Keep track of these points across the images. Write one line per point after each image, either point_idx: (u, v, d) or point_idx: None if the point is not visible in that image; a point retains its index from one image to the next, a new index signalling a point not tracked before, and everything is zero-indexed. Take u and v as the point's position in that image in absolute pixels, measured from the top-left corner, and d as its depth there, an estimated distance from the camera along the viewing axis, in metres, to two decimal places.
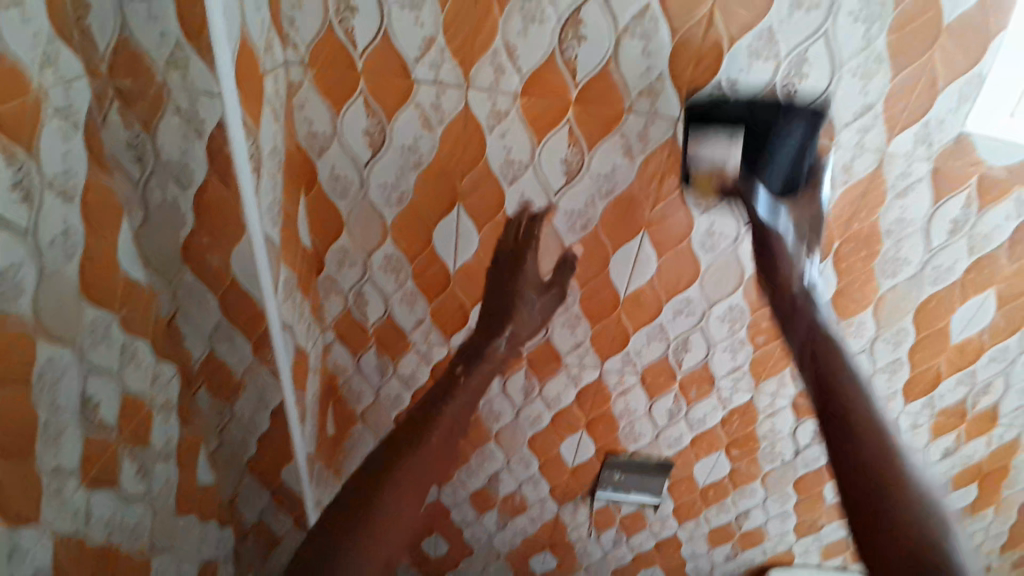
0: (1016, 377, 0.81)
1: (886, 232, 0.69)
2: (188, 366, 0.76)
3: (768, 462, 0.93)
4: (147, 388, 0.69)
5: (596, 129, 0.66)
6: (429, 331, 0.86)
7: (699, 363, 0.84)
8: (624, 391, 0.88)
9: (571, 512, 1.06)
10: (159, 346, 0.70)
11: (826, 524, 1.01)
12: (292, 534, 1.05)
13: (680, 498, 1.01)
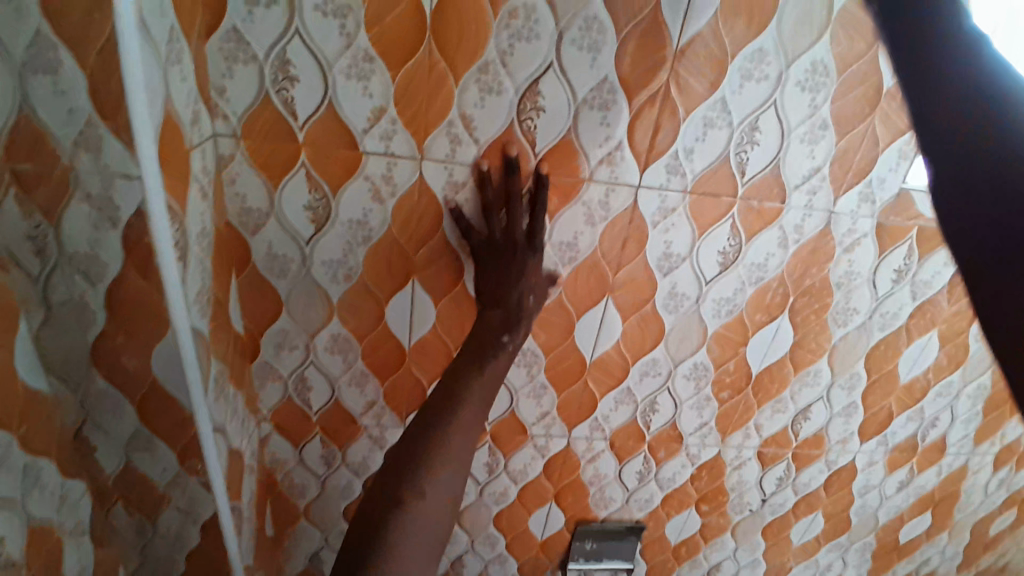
0: (960, 409, 0.85)
1: (836, 285, 0.71)
2: (102, 482, 0.64)
3: (737, 514, 0.92)
4: (54, 514, 0.58)
5: (557, 197, 0.65)
6: (381, 415, 0.78)
7: (667, 423, 0.82)
8: (593, 457, 0.85)
9: None
10: (65, 464, 0.59)
11: (794, 567, 1.01)
12: None
13: (654, 560, 0.97)
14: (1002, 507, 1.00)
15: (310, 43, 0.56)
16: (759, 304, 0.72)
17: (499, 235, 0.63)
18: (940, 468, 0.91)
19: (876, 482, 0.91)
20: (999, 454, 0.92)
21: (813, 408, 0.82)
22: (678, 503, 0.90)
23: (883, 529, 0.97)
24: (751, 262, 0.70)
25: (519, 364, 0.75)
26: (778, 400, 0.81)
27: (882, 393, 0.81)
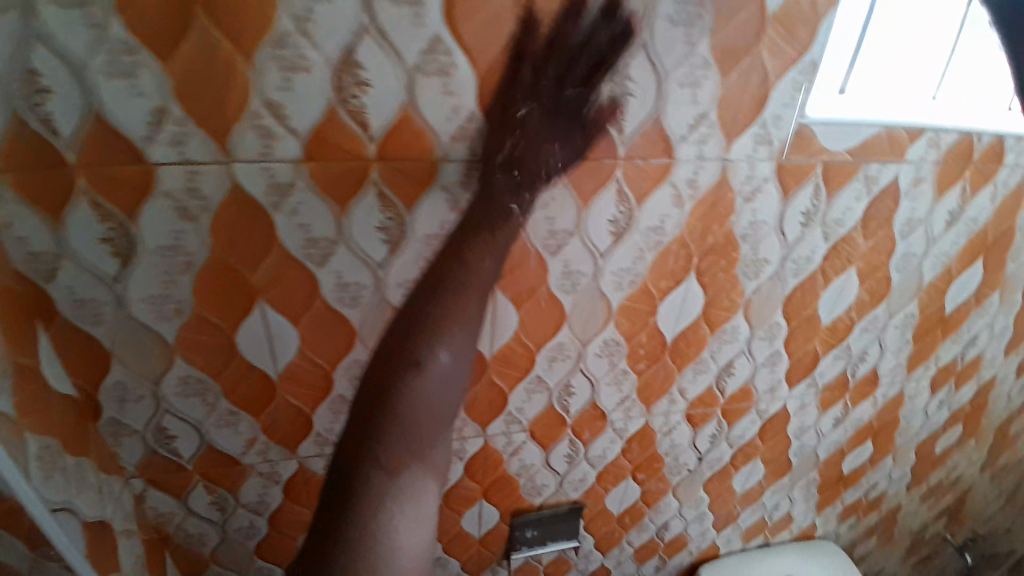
0: (889, 341, 0.81)
1: (741, 238, 0.65)
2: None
3: (674, 477, 0.89)
4: None
5: (408, 186, 0.54)
6: (267, 450, 0.69)
7: (586, 403, 0.76)
8: (516, 451, 0.78)
9: None
10: None
11: (741, 512, 0.99)
12: None
13: (600, 534, 0.94)
14: (944, 425, 1.00)
15: (44, 39, 0.43)
16: (661, 270, 0.66)
17: (543, 80, 0.51)
18: (874, 400, 0.89)
19: (811, 423, 0.88)
20: (935, 377, 0.90)
21: (736, 364, 0.77)
22: (613, 479, 0.86)
23: (825, 464, 0.96)
24: (646, 227, 0.62)
25: None
26: (698, 362, 0.75)
27: (804, 339, 0.77)
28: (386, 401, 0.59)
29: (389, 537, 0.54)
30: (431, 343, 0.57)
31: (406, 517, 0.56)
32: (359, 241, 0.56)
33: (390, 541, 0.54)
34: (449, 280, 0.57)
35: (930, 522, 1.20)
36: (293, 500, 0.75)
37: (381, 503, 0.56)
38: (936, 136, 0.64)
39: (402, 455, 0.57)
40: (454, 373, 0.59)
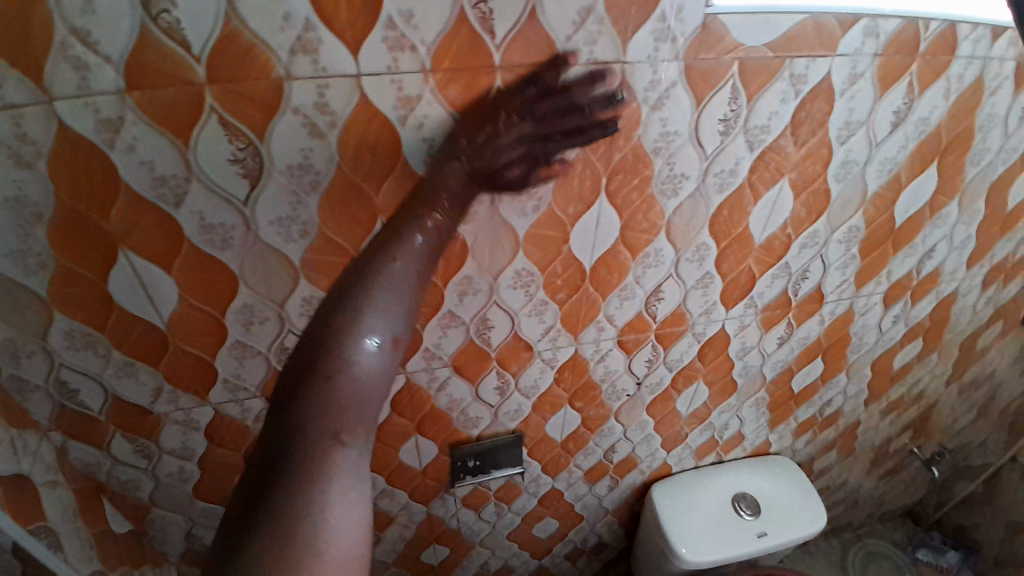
0: (832, 256, 0.76)
1: (654, 151, 0.59)
2: None
3: (614, 403, 0.88)
4: None
5: (255, 112, 0.49)
6: (176, 399, 0.69)
7: (508, 335, 0.73)
8: (441, 386, 0.76)
9: (442, 505, 0.97)
10: None
11: (690, 432, 0.99)
12: None
13: (546, 459, 0.95)
14: (902, 341, 0.96)
15: None
16: (567, 193, 0.60)
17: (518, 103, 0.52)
18: (821, 317, 0.85)
19: (754, 343, 0.86)
20: (888, 292, 0.85)
21: (664, 288, 0.73)
22: (550, 408, 0.85)
23: (773, 383, 0.94)
24: (542, 144, 0.56)
25: (308, 313, 0.63)
26: (623, 288, 0.72)
27: (735, 258, 0.72)
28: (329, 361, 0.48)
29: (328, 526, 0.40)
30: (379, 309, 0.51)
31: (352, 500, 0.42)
32: (213, 178, 0.52)
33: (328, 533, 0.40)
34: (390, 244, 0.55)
35: (893, 436, 1.19)
36: (218, 444, 0.75)
37: (317, 482, 0.42)
38: (873, 25, 0.55)
39: (354, 425, 0.46)
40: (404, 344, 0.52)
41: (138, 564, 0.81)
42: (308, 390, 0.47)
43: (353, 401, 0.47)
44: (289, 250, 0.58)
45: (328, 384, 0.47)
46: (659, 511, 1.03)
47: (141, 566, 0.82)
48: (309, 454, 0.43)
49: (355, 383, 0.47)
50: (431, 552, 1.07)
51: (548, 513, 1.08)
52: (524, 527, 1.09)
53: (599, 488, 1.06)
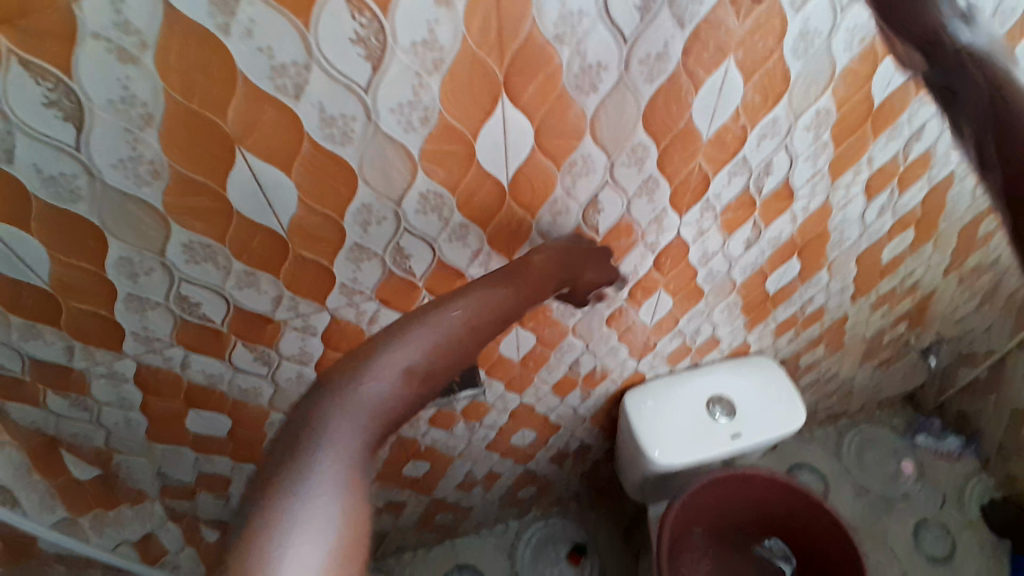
0: (799, 147, 0.66)
1: (556, 40, 0.48)
2: None
3: (567, 319, 0.83)
4: None
5: (50, 46, 0.40)
6: (93, 354, 0.66)
7: (431, 263, 0.67)
8: (372, 319, 0.72)
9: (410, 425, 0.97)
10: None
11: (659, 340, 0.95)
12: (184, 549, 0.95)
13: (508, 378, 0.92)
14: (889, 233, 0.87)
15: None
16: (459, 102, 0.51)
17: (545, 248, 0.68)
18: (792, 215, 0.76)
19: (717, 248, 0.78)
20: (870, 181, 0.75)
21: (602, 198, 0.65)
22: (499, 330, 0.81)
23: (745, 286, 0.87)
24: (412, 42, 0.46)
25: (196, 260, 0.58)
26: (553, 202, 0.64)
27: (681, 158, 0.63)
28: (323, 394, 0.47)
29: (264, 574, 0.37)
30: (385, 355, 0.49)
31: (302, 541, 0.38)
32: (33, 127, 0.44)
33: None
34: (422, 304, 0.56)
35: (887, 328, 1.13)
36: (153, 393, 0.73)
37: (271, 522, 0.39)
38: None
39: (325, 460, 0.43)
40: (401, 389, 0.48)
41: (111, 505, 0.83)
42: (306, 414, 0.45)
43: (332, 431, 0.44)
44: (150, 194, 0.51)
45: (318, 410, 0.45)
46: (629, 422, 1.01)
47: (117, 506, 0.84)
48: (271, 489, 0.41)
49: (340, 416, 0.45)
50: (412, 466, 1.09)
51: (523, 425, 1.08)
52: (501, 439, 1.10)
53: (572, 400, 1.05)
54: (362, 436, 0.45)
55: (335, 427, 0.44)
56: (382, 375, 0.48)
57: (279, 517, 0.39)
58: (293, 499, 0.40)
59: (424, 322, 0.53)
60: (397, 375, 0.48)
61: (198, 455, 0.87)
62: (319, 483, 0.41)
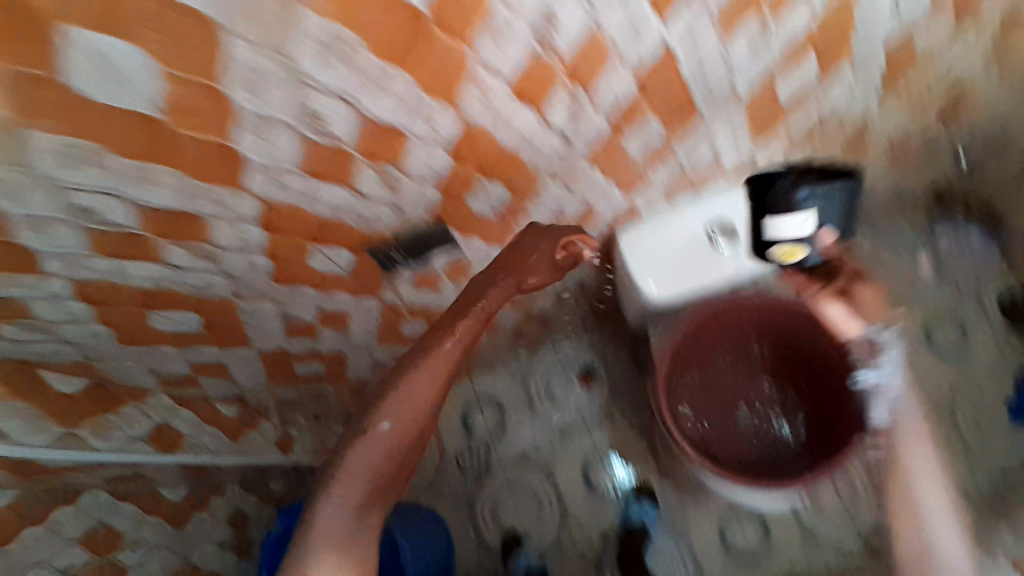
0: None
1: None
2: None
3: (542, 163, 0.71)
4: None
5: None
6: (9, 278, 0.59)
7: (356, 122, 0.54)
8: (310, 197, 0.62)
9: (394, 292, 0.91)
10: None
11: (652, 172, 0.84)
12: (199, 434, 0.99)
13: (487, 234, 0.83)
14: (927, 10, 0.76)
15: None
16: None
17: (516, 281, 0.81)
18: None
19: (715, 56, 0.65)
20: None
21: (557, 7, 0.51)
22: (463, 187, 0.69)
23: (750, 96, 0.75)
24: None
25: (68, 163, 0.48)
26: (494, 24, 0.50)
27: None
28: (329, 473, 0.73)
29: (334, 486, 0.71)
30: (382, 407, 0.74)
31: (346, 505, 0.71)
32: None
33: (332, 484, 0.71)
34: (403, 375, 0.75)
35: (915, 124, 1.00)
36: (106, 304, 0.69)
37: (331, 487, 0.71)
38: None
39: (354, 470, 0.72)
40: (396, 434, 0.74)
41: (114, 409, 0.90)
42: (313, 484, 0.75)
43: (366, 466, 0.72)
44: None
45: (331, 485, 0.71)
46: (627, 263, 0.94)
47: (116, 408, 0.90)
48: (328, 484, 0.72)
49: (361, 463, 0.72)
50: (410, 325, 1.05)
51: None
52: None
53: None
54: (369, 476, 0.72)
55: (339, 477, 0.71)
56: (383, 424, 0.73)
57: (336, 490, 0.71)
58: (340, 486, 0.71)
59: (406, 387, 0.74)
60: (392, 419, 0.73)
61: (180, 350, 0.85)
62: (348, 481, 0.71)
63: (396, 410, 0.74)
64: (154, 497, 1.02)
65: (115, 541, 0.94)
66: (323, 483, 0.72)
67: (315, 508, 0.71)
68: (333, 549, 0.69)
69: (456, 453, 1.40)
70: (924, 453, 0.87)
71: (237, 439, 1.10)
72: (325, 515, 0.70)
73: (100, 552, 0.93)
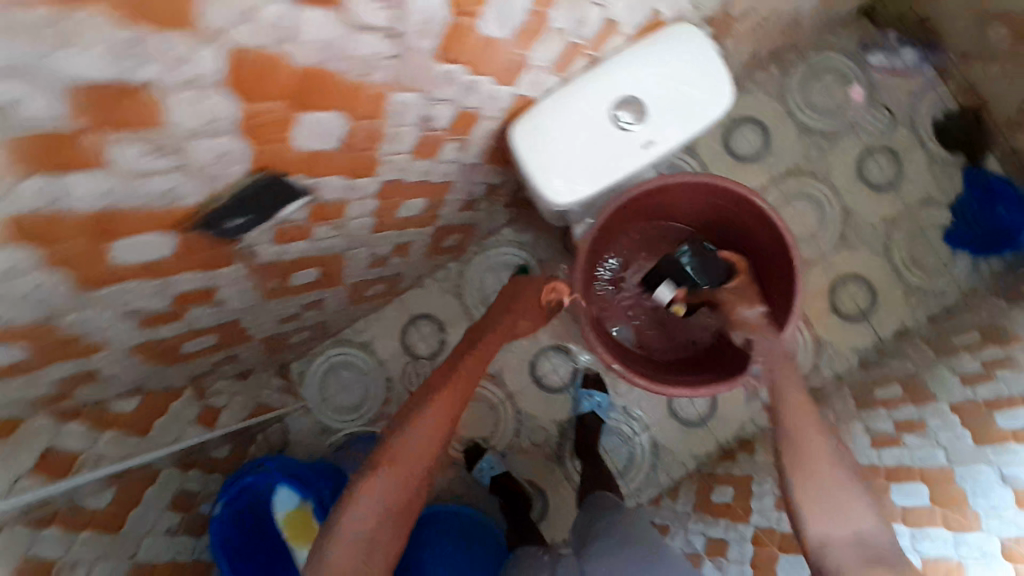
0: None
1: None
2: None
3: (377, 75, 0.53)
4: None
5: None
6: None
7: (53, 95, 0.36)
8: (60, 202, 0.44)
9: (256, 254, 0.72)
10: None
11: (532, 53, 0.69)
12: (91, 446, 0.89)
13: (348, 169, 0.64)
14: None
15: None
16: None
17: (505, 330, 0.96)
18: None
19: None
20: None
21: None
22: (281, 129, 0.52)
23: None
24: None
25: None
26: None
27: None
28: (387, 452, 0.74)
29: (384, 475, 0.72)
30: (434, 403, 0.80)
31: (384, 492, 0.71)
32: None
33: (380, 474, 0.72)
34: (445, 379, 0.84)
35: None
36: None
37: (380, 471, 0.72)
38: None
39: (410, 461, 0.74)
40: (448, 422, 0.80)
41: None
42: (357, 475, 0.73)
43: (411, 452, 0.74)
44: None
45: (395, 456, 0.73)
46: (525, 168, 0.78)
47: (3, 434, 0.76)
48: (376, 468, 0.73)
49: (411, 446, 0.75)
50: (300, 275, 0.88)
51: (411, 198, 0.86)
52: (388, 223, 0.90)
53: (450, 159, 0.80)
54: (408, 464, 0.74)
55: (389, 463, 0.73)
56: (443, 417, 0.79)
57: (379, 475, 0.72)
58: (388, 472, 0.72)
59: (456, 391, 0.83)
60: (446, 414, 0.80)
61: (14, 380, 0.70)
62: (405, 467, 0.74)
63: (440, 406, 0.80)
64: (78, 510, 0.88)
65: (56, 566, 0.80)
66: (369, 469, 0.73)
67: (354, 499, 0.70)
68: (364, 536, 0.68)
69: (400, 377, 1.41)
70: (800, 402, 0.81)
71: (148, 433, 1.00)
72: (365, 505, 0.69)
73: None
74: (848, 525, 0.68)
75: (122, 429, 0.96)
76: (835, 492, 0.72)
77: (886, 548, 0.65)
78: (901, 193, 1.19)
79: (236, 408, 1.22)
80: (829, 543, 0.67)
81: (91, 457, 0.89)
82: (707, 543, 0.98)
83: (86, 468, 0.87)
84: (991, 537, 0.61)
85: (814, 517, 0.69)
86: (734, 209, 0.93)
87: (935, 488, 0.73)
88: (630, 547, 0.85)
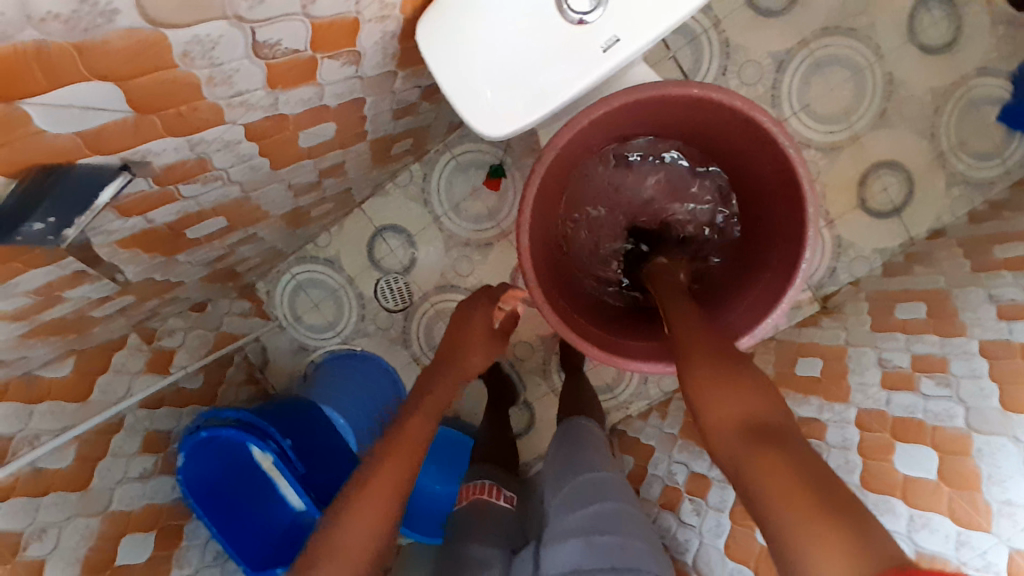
0: None
1: None
2: None
3: (126, 18, 0.33)
4: None
5: None
6: None
7: None
8: None
9: (107, 232, 0.57)
10: None
11: None
12: (30, 416, 0.74)
13: (167, 127, 0.46)
14: None
15: None
16: None
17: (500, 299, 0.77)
18: None
19: None
20: None
21: None
22: (6, 130, 0.34)
23: None
24: None
25: None
26: None
27: None
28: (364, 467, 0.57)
29: (367, 490, 0.54)
30: (422, 405, 0.64)
31: (367, 514, 0.53)
32: None
33: (361, 490, 0.55)
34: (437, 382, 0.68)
35: None
36: None
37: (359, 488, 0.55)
38: None
39: (396, 474, 0.56)
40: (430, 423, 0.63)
41: None
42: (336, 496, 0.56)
43: (389, 465, 0.57)
44: None
45: (371, 473, 0.56)
46: (445, 94, 0.61)
47: None
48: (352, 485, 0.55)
49: (398, 459, 0.57)
50: (199, 227, 0.73)
51: (314, 127, 0.67)
52: (295, 157, 0.72)
53: (344, 77, 0.60)
54: (395, 478, 0.56)
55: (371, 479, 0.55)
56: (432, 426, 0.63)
57: (358, 494, 0.54)
58: (371, 483, 0.55)
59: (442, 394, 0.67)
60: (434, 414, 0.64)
61: None
62: (385, 482, 0.55)
63: (431, 410, 0.64)
64: (32, 480, 0.71)
65: (20, 543, 0.68)
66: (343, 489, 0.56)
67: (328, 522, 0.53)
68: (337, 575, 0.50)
69: (374, 294, 1.26)
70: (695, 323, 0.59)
71: (89, 398, 0.83)
72: (341, 529, 0.52)
73: (12, 559, 0.66)
74: (741, 405, 0.47)
75: (58, 400, 0.78)
76: (723, 373, 0.51)
77: (785, 423, 0.45)
78: (961, 55, 1.00)
79: (195, 344, 1.08)
80: (720, 428, 0.47)
81: (26, 436, 0.73)
82: (690, 477, 0.90)
83: (26, 448, 0.72)
84: (1000, 544, 0.53)
85: (710, 404, 0.49)
86: (773, 174, 0.71)
87: (944, 459, 0.62)
88: (598, 538, 0.70)
